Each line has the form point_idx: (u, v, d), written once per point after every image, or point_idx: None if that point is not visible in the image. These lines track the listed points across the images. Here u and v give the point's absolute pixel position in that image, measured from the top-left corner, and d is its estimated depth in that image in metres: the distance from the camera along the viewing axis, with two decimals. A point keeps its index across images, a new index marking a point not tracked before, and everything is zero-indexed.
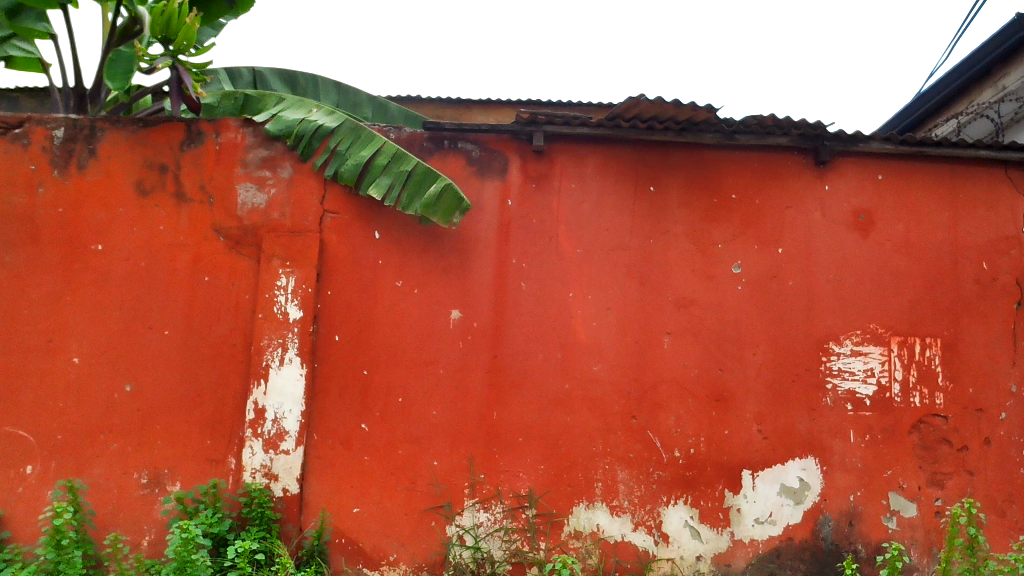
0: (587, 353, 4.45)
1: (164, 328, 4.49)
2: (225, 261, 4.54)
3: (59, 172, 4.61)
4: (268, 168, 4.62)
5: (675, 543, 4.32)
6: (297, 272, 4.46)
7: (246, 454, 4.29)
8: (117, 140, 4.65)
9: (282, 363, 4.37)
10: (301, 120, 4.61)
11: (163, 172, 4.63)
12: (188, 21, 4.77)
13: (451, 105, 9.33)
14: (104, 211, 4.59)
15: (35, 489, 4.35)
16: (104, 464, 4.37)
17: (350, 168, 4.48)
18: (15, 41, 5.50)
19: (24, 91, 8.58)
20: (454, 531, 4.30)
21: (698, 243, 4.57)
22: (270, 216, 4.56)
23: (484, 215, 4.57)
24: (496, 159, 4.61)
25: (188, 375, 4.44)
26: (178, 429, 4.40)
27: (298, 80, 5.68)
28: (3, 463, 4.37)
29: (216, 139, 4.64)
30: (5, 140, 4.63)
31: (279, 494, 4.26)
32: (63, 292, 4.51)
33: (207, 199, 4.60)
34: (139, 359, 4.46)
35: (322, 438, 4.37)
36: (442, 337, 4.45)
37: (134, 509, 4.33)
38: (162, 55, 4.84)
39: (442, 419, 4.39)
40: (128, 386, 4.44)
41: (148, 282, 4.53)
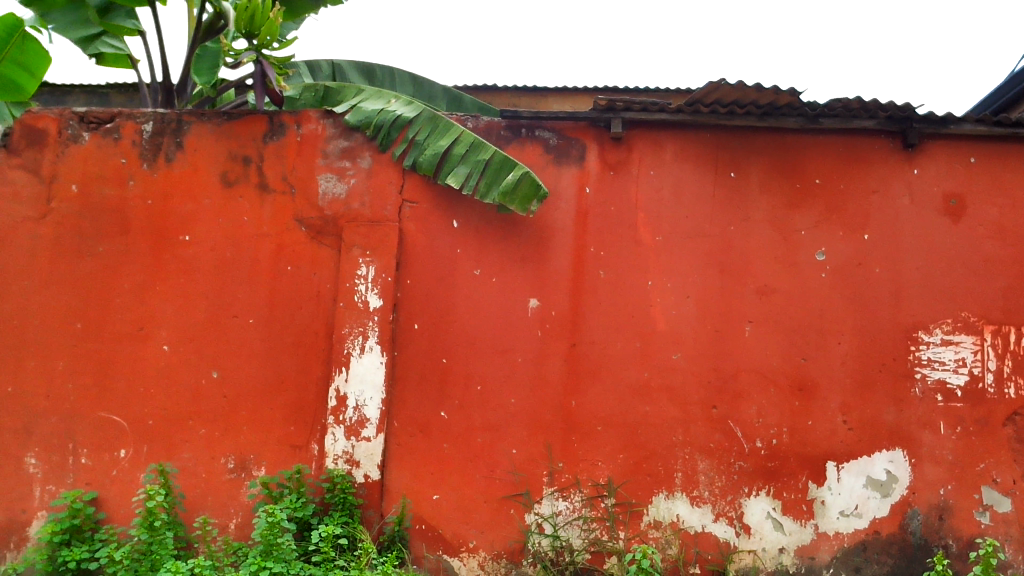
0: (666, 341, 4.40)
1: (248, 316, 4.60)
2: (307, 250, 4.62)
3: (148, 166, 4.76)
4: (348, 159, 4.68)
5: (758, 535, 4.26)
6: (377, 261, 4.51)
7: (328, 440, 4.38)
8: (202, 132, 4.77)
9: (363, 351, 4.43)
10: (380, 111, 4.68)
11: (247, 163, 4.72)
12: (271, 16, 4.86)
13: (528, 93, 9.38)
14: (191, 202, 4.72)
15: (129, 472, 4.53)
16: (192, 449, 4.51)
17: (429, 158, 4.52)
18: (106, 38, 5.71)
19: (114, 87, 8.94)
20: (533, 519, 4.31)
21: (781, 230, 4.47)
22: (350, 206, 4.62)
23: (561, 203, 4.55)
24: (573, 146, 4.59)
25: (272, 363, 4.54)
26: (262, 415, 4.50)
27: (375, 72, 5.79)
28: (99, 446, 4.56)
29: (297, 131, 4.72)
30: (98, 135, 4.82)
31: (361, 480, 4.34)
32: (153, 282, 4.67)
33: (289, 189, 4.68)
34: (225, 347, 4.58)
35: (402, 425, 4.43)
36: (520, 326, 4.46)
37: (221, 493, 4.46)
38: (247, 50, 4.94)
39: (520, 408, 4.39)
40: (214, 372, 4.56)
41: (233, 272, 4.64)
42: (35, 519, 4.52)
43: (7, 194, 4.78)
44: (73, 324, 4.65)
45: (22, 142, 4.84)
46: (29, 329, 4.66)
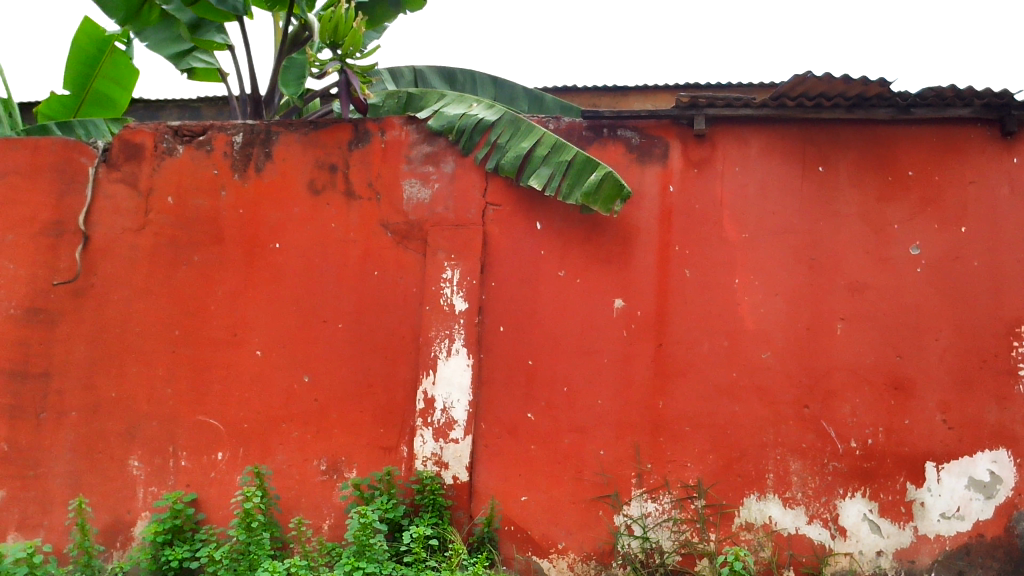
0: (754, 340, 4.33)
1: (337, 321, 4.68)
2: (393, 255, 4.68)
3: (240, 176, 4.91)
4: (431, 164, 4.73)
5: (854, 538, 4.16)
6: (462, 265, 4.56)
7: (417, 442, 4.45)
8: (290, 142, 4.89)
9: (449, 354, 4.49)
10: (462, 115, 4.71)
11: (334, 171, 4.82)
12: (354, 26, 4.96)
13: (609, 92, 9.37)
14: (280, 210, 4.83)
15: (226, 474, 4.67)
16: (286, 451, 4.62)
17: (511, 160, 4.54)
18: (197, 53, 6.05)
19: (205, 101, 9.25)
20: (622, 521, 4.29)
21: (872, 224, 4.35)
22: (434, 211, 4.67)
23: (644, 202, 4.52)
24: (656, 145, 4.55)
25: (361, 366, 4.61)
26: (353, 417, 4.58)
27: (457, 76, 5.85)
28: (198, 449, 4.72)
29: (381, 138, 4.80)
30: (191, 148, 5.01)
31: (450, 481, 4.39)
32: (245, 289, 4.80)
33: (375, 196, 4.76)
34: (315, 352, 4.67)
35: (489, 427, 4.45)
36: (605, 327, 4.44)
37: (315, 494, 4.55)
38: (332, 59, 5.05)
39: (607, 409, 4.38)
40: (306, 377, 4.66)
41: (322, 277, 4.74)
42: (139, 520, 4.71)
43: (109, 207, 5.00)
44: (171, 331, 4.84)
45: (121, 156, 5.06)
46: (131, 336, 4.87)
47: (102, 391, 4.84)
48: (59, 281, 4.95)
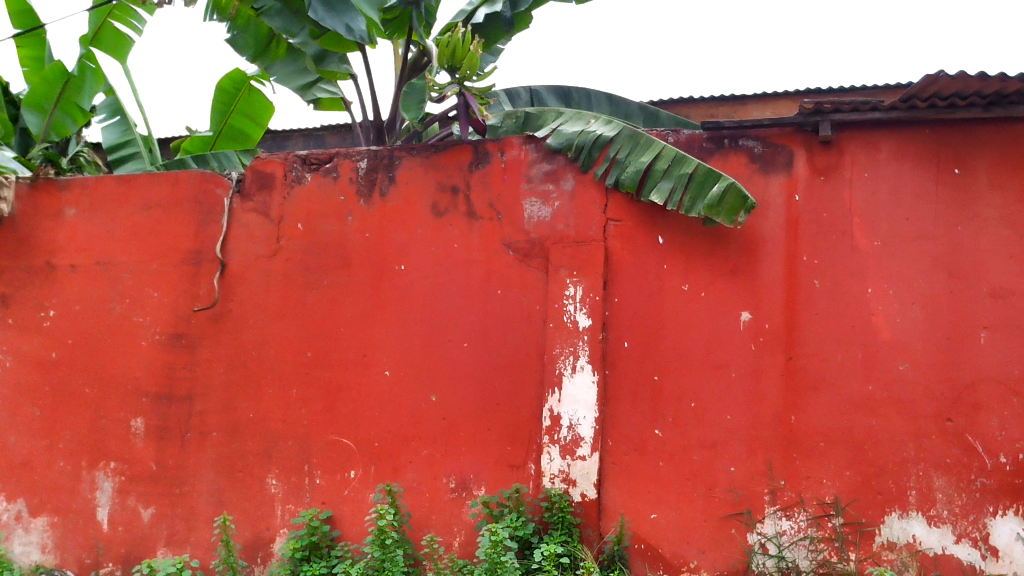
0: (891, 352, 4.16)
1: (462, 340, 4.74)
2: (516, 274, 4.71)
3: (365, 201, 5.05)
4: (551, 182, 4.75)
5: (1007, 559, 3.94)
6: (584, 281, 4.56)
7: (544, 459, 4.45)
8: (413, 166, 5.00)
9: (574, 371, 4.49)
10: (580, 132, 4.71)
11: (455, 193, 4.90)
12: (471, 49, 5.04)
13: (725, 102, 9.23)
14: (404, 233, 4.95)
15: (358, 491, 4.78)
16: (416, 469, 4.70)
17: (632, 175, 4.52)
18: (322, 84, 6.34)
19: (328, 129, 9.58)
20: (756, 539, 4.18)
21: (1016, 226, 4.12)
22: (555, 228, 4.69)
23: (770, 212, 4.42)
24: (780, 153, 4.46)
25: (486, 385, 4.65)
26: (480, 435, 4.62)
27: (572, 95, 5.96)
28: (331, 467, 4.86)
29: (501, 158, 4.85)
30: (319, 175, 5.19)
31: (578, 499, 4.38)
32: (373, 310, 4.93)
33: (496, 215, 4.81)
34: (442, 371, 4.74)
35: (616, 444, 4.43)
36: (733, 341, 4.35)
37: (445, 512, 4.61)
38: (450, 83, 5.17)
39: (737, 424, 4.28)
40: (433, 396, 4.73)
41: (447, 297, 4.81)
42: (278, 536, 4.89)
43: (243, 235, 5.27)
44: (304, 352, 5.01)
45: (254, 186, 5.30)
46: (267, 359, 5.08)
47: (242, 412, 5.08)
48: (200, 307, 5.26)
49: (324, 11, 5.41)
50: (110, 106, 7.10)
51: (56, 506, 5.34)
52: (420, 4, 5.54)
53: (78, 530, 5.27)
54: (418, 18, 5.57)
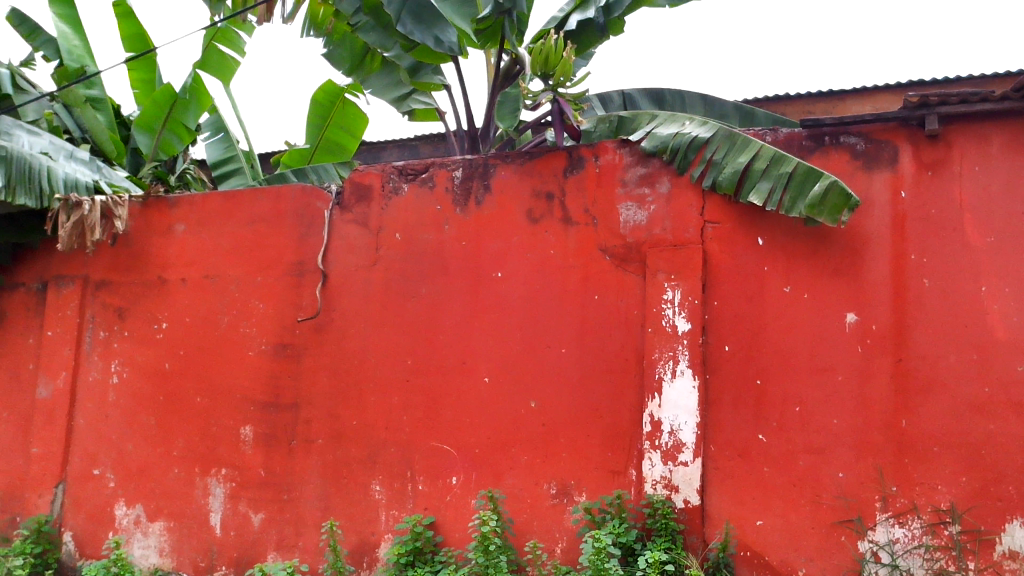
0: (1009, 352, 3.93)
1: (560, 346, 4.73)
2: (613, 279, 4.69)
3: (461, 210, 5.11)
4: (646, 186, 4.71)
5: None
6: (683, 285, 4.50)
7: (646, 465, 4.42)
8: (508, 174, 5.03)
9: (674, 376, 4.44)
10: (675, 134, 4.68)
11: (550, 199, 4.90)
12: (564, 55, 5.02)
13: (823, 97, 9.02)
14: (501, 240, 4.98)
15: (460, 497, 4.82)
16: (517, 476, 4.72)
17: (729, 176, 4.45)
18: (417, 95, 6.49)
19: (422, 139, 9.74)
20: (868, 547, 4.04)
21: None
22: (652, 232, 4.64)
23: (875, 210, 4.28)
24: (884, 149, 4.31)
25: (585, 391, 4.64)
26: (580, 441, 4.61)
27: (665, 98, 5.92)
28: (433, 474, 4.92)
29: (596, 163, 4.84)
30: (416, 185, 5.27)
31: (681, 505, 4.33)
32: (471, 317, 4.97)
33: (592, 221, 4.79)
34: (540, 377, 4.75)
35: (719, 449, 4.36)
36: (838, 343, 4.22)
37: (547, 518, 4.61)
38: (543, 90, 5.16)
39: (845, 429, 4.14)
40: (533, 402, 4.74)
41: (544, 303, 4.82)
42: (383, 541, 4.97)
43: (343, 246, 5.39)
44: (404, 360, 5.09)
45: (353, 198, 5.42)
46: (369, 367, 5.18)
47: (345, 420, 5.19)
48: (303, 317, 5.40)
49: (414, 24, 5.55)
50: (215, 124, 7.37)
51: (172, 512, 5.56)
52: (512, 13, 5.53)
53: (193, 534, 5.47)
54: (511, 27, 5.56)
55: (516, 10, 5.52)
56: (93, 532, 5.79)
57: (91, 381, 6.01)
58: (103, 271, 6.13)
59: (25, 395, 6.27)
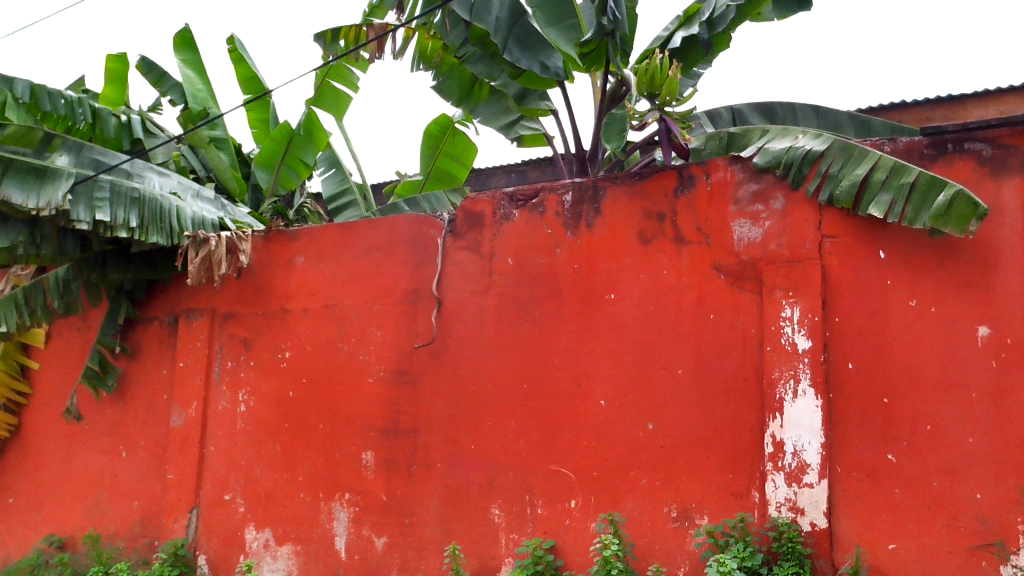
0: None
1: (677, 367, 4.68)
2: (729, 298, 4.61)
3: (572, 233, 5.13)
4: (760, 202, 4.62)
5: None
6: (802, 301, 4.40)
7: (769, 487, 4.31)
8: (618, 196, 5.03)
9: (796, 395, 4.33)
10: (788, 149, 4.61)
11: (662, 219, 4.88)
12: (669, 74, 5.02)
13: (942, 102, 8.75)
14: (613, 262, 4.97)
15: (580, 521, 4.80)
16: (637, 499, 4.68)
17: (847, 189, 4.33)
18: (525, 121, 6.54)
19: (529, 164, 9.89)
20: (1012, 572, 3.78)
21: None
22: (768, 249, 4.55)
23: (1005, 218, 4.07)
24: (1012, 154, 4.11)
25: (703, 412, 4.57)
26: (700, 462, 4.53)
27: (776, 110, 5.84)
28: (552, 497, 4.92)
29: (707, 181, 4.78)
30: (526, 211, 5.32)
31: (808, 528, 4.20)
32: (585, 341, 4.97)
33: (705, 239, 4.74)
34: (658, 399, 4.70)
35: (847, 470, 4.20)
36: (970, 357, 4.01)
37: (669, 541, 4.54)
38: (650, 110, 5.16)
39: (981, 447, 3.92)
40: (650, 424, 4.70)
41: (659, 324, 4.78)
42: (504, 565, 4.99)
43: (457, 272, 5.49)
44: (520, 385, 5.13)
45: (465, 226, 5.52)
46: (485, 391, 5.24)
47: (463, 444, 5.26)
48: (420, 343, 5.52)
49: (520, 51, 5.63)
50: (329, 159, 7.64)
51: (299, 536, 5.72)
52: (616, 33, 5.47)
53: (319, 557, 5.61)
54: (615, 48, 5.51)
55: (619, 31, 5.44)
56: (226, 556, 6.00)
57: (220, 410, 6.26)
58: (230, 304, 6.40)
59: (160, 424, 6.58)
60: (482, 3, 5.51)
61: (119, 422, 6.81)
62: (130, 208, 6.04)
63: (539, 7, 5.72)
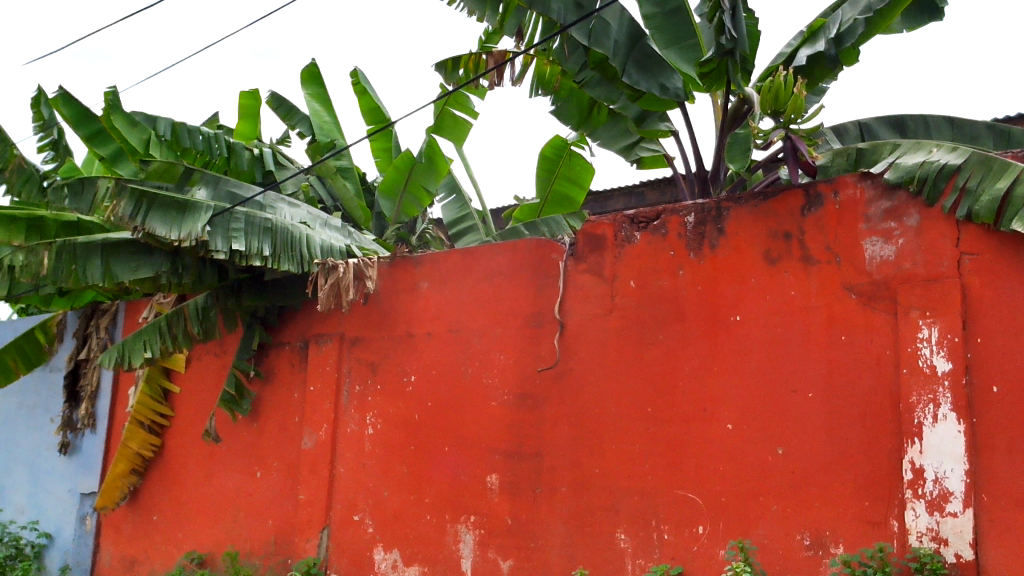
0: None
1: (807, 391, 4.55)
2: (861, 319, 4.47)
3: (695, 254, 5.07)
4: (893, 220, 4.47)
5: None
6: (940, 322, 4.20)
7: (909, 516, 4.12)
8: (742, 215, 4.95)
9: (936, 420, 4.12)
10: (921, 163, 4.43)
11: (789, 239, 4.77)
12: (795, 92, 4.90)
13: None
14: (738, 283, 4.89)
15: (708, 547, 4.71)
16: (767, 525, 4.56)
17: (987, 205, 4.12)
18: (644, 143, 6.60)
19: (648, 185, 9.84)
20: None
21: None
22: (902, 267, 4.38)
23: None
24: None
25: (836, 437, 4.42)
26: (834, 489, 4.39)
27: (907, 123, 5.68)
28: (679, 523, 4.84)
29: (836, 199, 4.65)
30: (648, 233, 5.29)
31: (952, 560, 3.97)
32: (711, 363, 4.89)
33: (834, 258, 4.61)
34: (787, 423, 4.58)
35: (993, 499, 3.93)
36: None
37: (803, 570, 4.41)
38: (775, 128, 5.06)
39: None
40: (780, 449, 4.58)
41: (787, 346, 4.66)
42: None
43: (580, 295, 5.49)
44: (644, 408, 5.09)
45: (586, 249, 5.53)
46: (609, 415, 5.22)
47: (587, 467, 5.24)
48: (543, 366, 5.54)
49: (639, 73, 5.69)
50: (449, 185, 7.81)
51: (426, 557, 5.80)
52: (735, 52, 5.40)
53: None
54: (735, 67, 5.43)
55: (739, 49, 5.37)
56: None
57: (349, 432, 6.43)
58: (357, 329, 6.58)
59: (293, 446, 6.80)
60: (601, 28, 5.55)
61: (254, 443, 7.07)
62: (263, 237, 6.30)
63: (656, 29, 5.61)
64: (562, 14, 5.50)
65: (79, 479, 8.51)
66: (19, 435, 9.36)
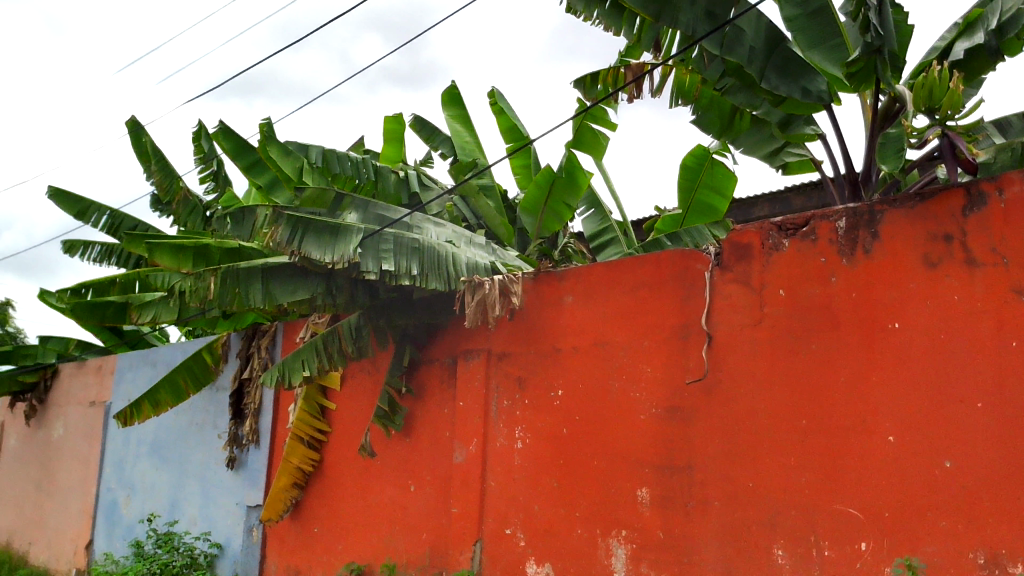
0: None
1: (976, 401, 4.30)
2: None
3: (848, 260, 4.91)
4: None
5: None
6: None
7: None
8: (897, 219, 4.76)
9: None
10: None
11: (950, 241, 4.55)
12: (950, 86, 4.68)
13: None
14: (896, 289, 4.70)
15: (872, 564, 4.53)
16: (936, 543, 4.32)
17: None
18: (790, 147, 6.44)
19: (794, 191, 9.55)
20: None
21: None
22: None
23: None
24: None
25: (1010, 449, 4.14)
26: (1009, 505, 4.11)
27: None
28: (841, 539, 4.67)
29: (1001, 197, 4.39)
30: (797, 240, 5.15)
31: None
32: (869, 373, 4.72)
33: (1002, 260, 4.35)
34: (956, 435, 4.34)
35: None
36: None
37: None
38: (930, 126, 4.83)
39: None
40: (948, 462, 4.34)
41: (952, 353, 4.43)
42: None
43: (727, 305, 5.40)
44: (799, 421, 4.94)
45: (733, 258, 5.43)
46: (761, 427, 5.10)
47: (741, 482, 5.13)
48: (691, 379, 5.48)
49: (779, 78, 5.57)
50: (589, 200, 7.82)
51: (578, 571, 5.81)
52: (884, 50, 5.13)
53: None
54: (884, 65, 5.17)
55: (887, 47, 5.12)
56: None
57: (499, 446, 6.52)
58: (504, 344, 6.67)
59: (445, 460, 6.95)
60: (734, 36, 5.48)
61: (408, 458, 7.26)
62: (412, 256, 6.50)
63: (797, 31, 5.51)
64: (692, 25, 5.45)
65: (246, 492, 8.96)
66: (190, 451, 9.94)
